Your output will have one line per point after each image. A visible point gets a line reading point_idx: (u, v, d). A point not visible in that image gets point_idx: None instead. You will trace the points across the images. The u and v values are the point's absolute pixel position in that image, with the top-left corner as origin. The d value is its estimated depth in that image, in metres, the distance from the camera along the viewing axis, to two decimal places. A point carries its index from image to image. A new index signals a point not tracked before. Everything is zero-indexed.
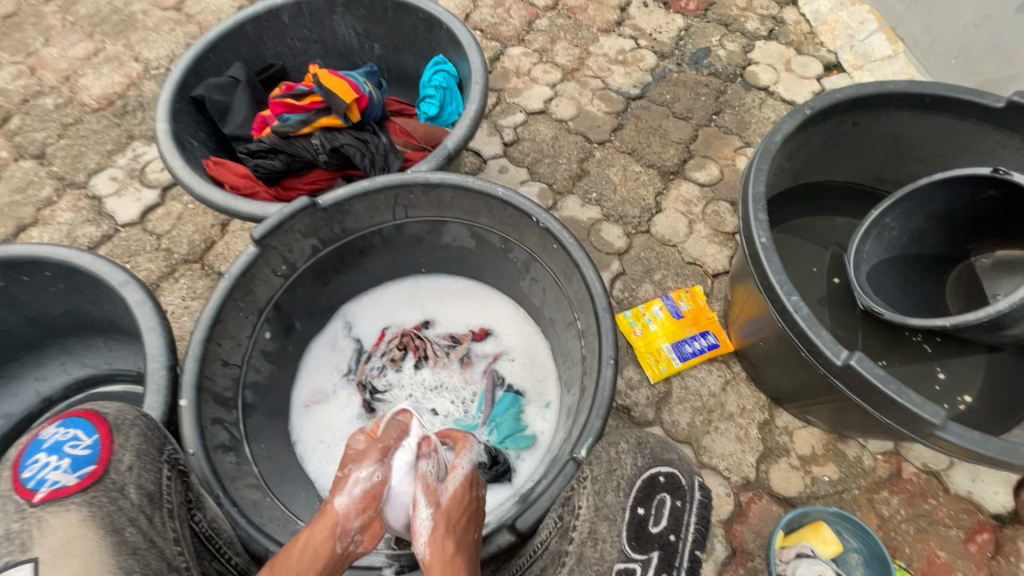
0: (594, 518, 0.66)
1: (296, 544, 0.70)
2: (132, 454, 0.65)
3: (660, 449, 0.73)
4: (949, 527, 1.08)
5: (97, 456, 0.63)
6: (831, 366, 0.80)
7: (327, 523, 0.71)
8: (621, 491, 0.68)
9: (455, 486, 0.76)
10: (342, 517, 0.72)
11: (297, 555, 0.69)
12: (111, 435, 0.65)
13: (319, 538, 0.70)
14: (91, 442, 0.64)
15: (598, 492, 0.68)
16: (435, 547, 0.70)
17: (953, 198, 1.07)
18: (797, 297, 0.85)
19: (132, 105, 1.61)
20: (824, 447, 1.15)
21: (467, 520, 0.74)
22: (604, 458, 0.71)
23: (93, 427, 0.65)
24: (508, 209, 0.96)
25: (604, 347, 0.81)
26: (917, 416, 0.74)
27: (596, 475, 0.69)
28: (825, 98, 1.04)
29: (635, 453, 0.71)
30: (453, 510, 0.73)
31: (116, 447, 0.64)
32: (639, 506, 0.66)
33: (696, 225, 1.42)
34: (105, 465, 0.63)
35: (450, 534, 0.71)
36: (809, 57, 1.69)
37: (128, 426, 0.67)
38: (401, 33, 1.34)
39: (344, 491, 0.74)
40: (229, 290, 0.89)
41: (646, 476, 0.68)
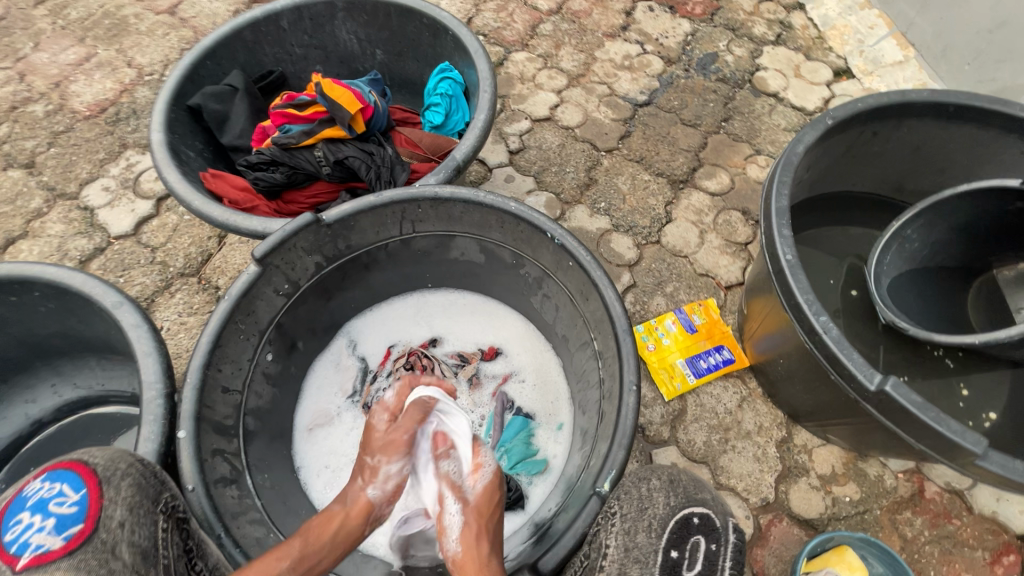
0: (623, 559, 0.62)
1: (327, 524, 0.68)
2: (124, 509, 0.60)
3: (694, 488, 0.68)
4: (974, 549, 1.04)
5: (85, 513, 0.58)
6: (864, 391, 0.77)
7: (360, 509, 0.71)
8: (653, 531, 0.63)
9: (487, 484, 0.74)
10: (373, 504, 0.72)
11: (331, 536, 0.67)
12: (100, 488, 0.60)
13: (351, 525, 0.69)
14: (78, 498, 0.58)
15: (628, 531, 0.64)
16: (468, 545, 0.67)
17: (976, 210, 1.04)
18: (825, 318, 0.82)
19: (125, 112, 1.56)
20: (844, 466, 1.11)
21: (498, 520, 0.72)
22: (634, 494, 0.68)
23: (81, 481, 0.60)
24: (522, 225, 0.92)
25: (626, 372, 0.78)
26: (956, 445, 0.71)
27: (626, 513, 0.66)
28: (846, 108, 1.01)
29: (668, 492, 0.67)
30: (484, 505, 0.72)
31: (105, 503, 0.59)
32: (672, 550, 0.61)
33: (708, 235, 1.38)
34: (94, 523, 0.58)
35: (483, 530, 0.69)
36: (819, 63, 1.66)
37: (119, 478, 0.62)
38: (404, 39, 1.30)
39: (375, 481, 0.73)
40: (229, 313, 0.85)
41: (680, 516, 0.63)
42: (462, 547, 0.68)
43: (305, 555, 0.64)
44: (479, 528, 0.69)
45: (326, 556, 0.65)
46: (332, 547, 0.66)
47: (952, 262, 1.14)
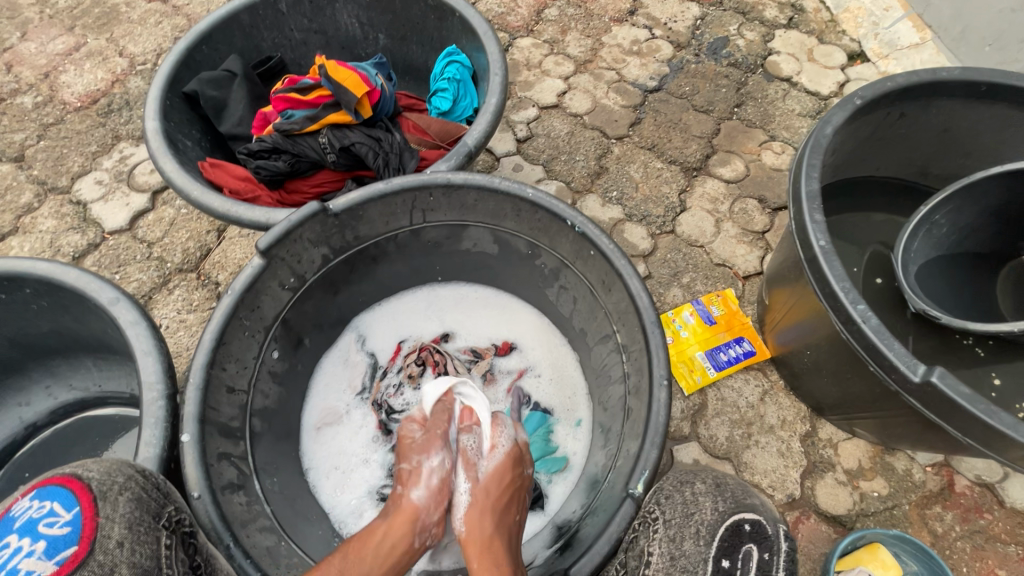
0: (669, 567, 0.66)
1: (370, 535, 0.67)
2: (123, 526, 0.56)
3: (741, 493, 0.71)
4: (1007, 544, 1.00)
5: (80, 534, 0.53)
6: (906, 383, 0.74)
7: (406, 514, 0.69)
8: (700, 539, 0.66)
9: (495, 465, 0.75)
10: (419, 509, 0.70)
11: (373, 547, 0.65)
12: (94, 505, 0.56)
13: (396, 532, 0.67)
14: (72, 518, 0.54)
15: (674, 539, 0.68)
16: (471, 525, 0.68)
17: (1011, 192, 1.00)
18: (863, 306, 0.79)
19: (118, 103, 1.50)
20: (871, 461, 1.07)
21: (507, 501, 0.72)
22: (677, 499, 0.72)
23: (74, 499, 0.56)
24: (539, 212, 0.88)
25: (656, 366, 0.74)
26: (1007, 438, 0.68)
27: (673, 519, 0.70)
28: (874, 88, 0.97)
29: (715, 498, 0.70)
30: (492, 486, 0.73)
31: (101, 522, 0.55)
32: (724, 559, 0.64)
33: (723, 224, 1.34)
34: (90, 545, 0.53)
35: (489, 507, 0.70)
36: (833, 47, 1.61)
37: (116, 493, 0.59)
38: (408, 22, 1.25)
39: (419, 483, 0.72)
40: (233, 308, 0.80)
41: (730, 522, 0.66)
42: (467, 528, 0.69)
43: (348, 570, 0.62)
44: (487, 509, 0.70)
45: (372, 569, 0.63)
46: (378, 558, 0.64)
47: (980, 248, 1.10)
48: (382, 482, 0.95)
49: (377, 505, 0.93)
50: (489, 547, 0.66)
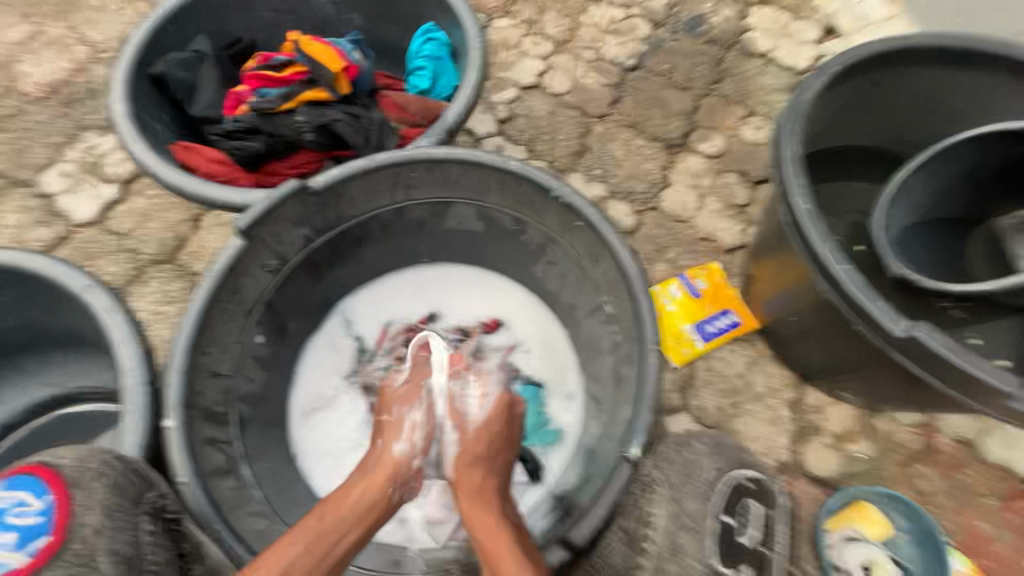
0: (675, 528, 0.76)
1: (345, 497, 0.68)
2: (99, 513, 0.55)
3: (739, 455, 0.83)
4: (986, 497, 1.03)
5: (52, 524, 0.54)
6: (890, 338, 0.76)
7: (387, 467, 0.72)
8: (704, 499, 0.77)
9: (481, 416, 0.78)
10: (404, 457, 0.74)
11: (352, 503, 0.67)
12: (68, 493, 0.55)
13: (372, 490, 0.69)
14: (43, 506, 0.54)
15: (677, 501, 0.78)
16: (461, 469, 0.73)
17: (978, 155, 1.02)
18: (848, 266, 0.80)
19: (81, 92, 1.44)
20: (857, 423, 1.09)
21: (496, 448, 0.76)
22: (676, 460, 0.82)
23: (43, 486, 0.55)
24: (524, 184, 0.87)
25: (647, 333, 0.74)
26: (988, 386, 0.71)
27: (675, 482, 0.80)
28: (849, 56, 0.98)
29: (714, 459, 0.82)
30: (480, 440, 0.75)
31: (76, 510, 0.55)
32: (727, 516, 0.76)
33: (706, 199, 1.35)
34: (63, 535, 0.54)
35: (479, 455, 0.74)
36: (807, 22, 1.61)
37: (90, 479, 0.57)
38: (383, 1, 1.22)
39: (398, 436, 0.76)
40: (215, 290, 0.78)
41: (730, 480, 0.78)
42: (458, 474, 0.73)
43: (326, 531, 0.63)
44: (483, 444, 0.75)
45: (352, 527, 0.65)
46: (354, 518, 0.65)
47: (953, 212, 1.12)
48: None
49: None
50: (480, 489, 0.70)
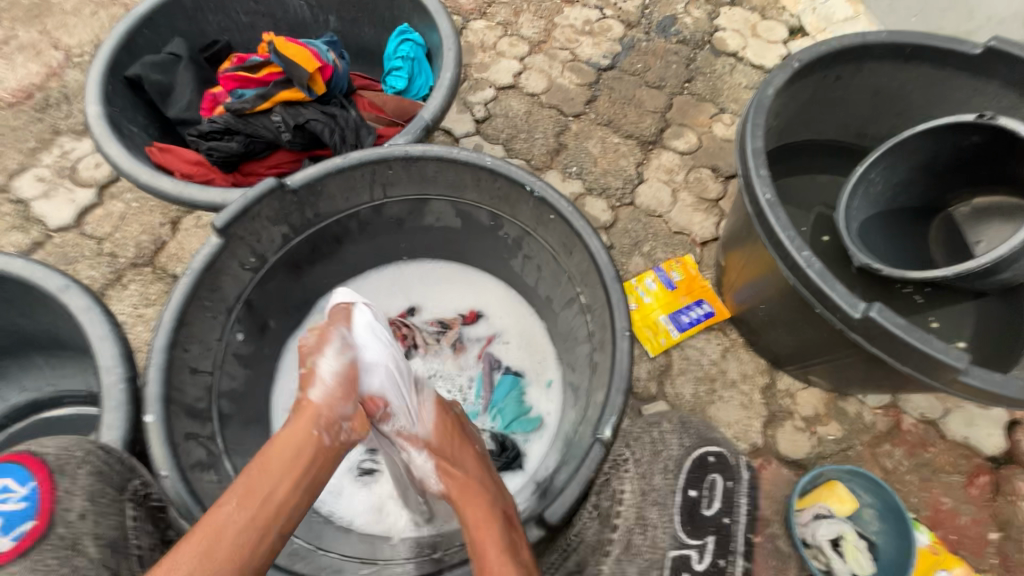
0: None
1: (271, 450, 0.66)
2: (83, 499, 0.60)
3: None
4: (950, 474, 1.07)
5: (37, 508, 0.58)
6: (848, 319, 0.80)
7: (306, 416, 0.69)
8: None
9: (433, 421, 0.76)
10: (322, 408, 0.70)
11: (277, 459, 0.65)
12: (51, 480, 0.59)
13: (297, 438, 0.67)
14: (27, 493, 0.58)
15: None
16: (446, 474, 0.71)
17: (935, 147, 1.06)
18: (808, 253, 0.84)
19: (55, 97, 1.43)
20: (826, 407, 1.13)
21: (461, 437, 0.76)
22: None
23: (28, 474, 0.59)
24: (498, 180, 0.89)
25: (618, 319, 0.76)
26: (941, 362, 0.75)
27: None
28: (810, 52, 1.02)
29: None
30: (441, 445, 0.73)
31: (59, 495, 0.59)
32: None
33: (680, 193, 1.38)
34: (48, 517, 0.58)
35: (452, 454, 0.73)
36: (775, 22, 1.66)
37: (75, 466, 0.61)
38: (359, 3, 1.25)
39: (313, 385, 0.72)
40: (193, 288, 0.79)
41: None
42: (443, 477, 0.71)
43: (254, 487, 0.62)
44: (448, 442, 0.74)
45: (281, 483, 0.63)
46: (286, 469, 0.64)
47: (914, 202, 1.17)
48: (361, 457, 0.95)
49: (357, 478, 0.93)
50: (466, 485, 0.69)
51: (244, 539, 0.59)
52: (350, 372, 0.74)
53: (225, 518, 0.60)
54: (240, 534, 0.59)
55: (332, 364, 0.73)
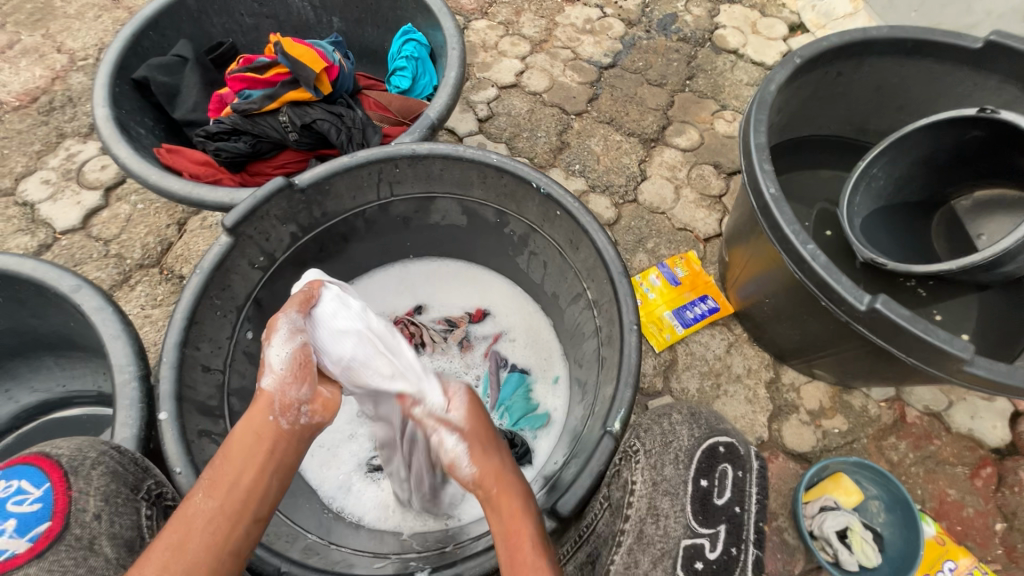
0: (653, 493, 0.74)
1: (234, 436, 0.62)
2: (98, 499, 0.60)
3: (714, 420, 0.81)
4: (955, 466, 1.07)
5: (52, 510, 0.57)
6: (854, 312, 0.81)
7: (260, 404, 0.63)
8: (680, 462, 0.75)
9: (464, 406, 0.67)
10: (275, 393, 0.64)
11: (238, 455, 0.60)
12: (66, 480, 0.59)
13: (254, 429, 0.62)
14: (42, 494, 0.57)
15: (655, 466, 0.76)
16: (482, 464, 0.62)
17: (937, 141, 1.06)
18: (813, 247, 0.84)
19: (60, 100, 1.44)
20: (831, 400, 1.14)
21: (491, 427, 0.67)
22: (656, 431, 0.81)
23: (43, 475, 0.59)
24: (504, 177, 0.90)
25: (625, 314, 0.77)
26: (947, 353, 0.75)
27: (652, 449, 0.78)
28: (813, 47, 1.02)
29: (691, 425, 0.79)
30: (475, 430, 0.65)
31: (74, 496, 0.59)
32: (702, 478, 0.73)
33: (683, 190, 1.39)
34: (64, 519, 0.57)
35: (488, 445, 0.64)
36: (774, 19, 1.66)
37: (89, 466, 0.61)
38: (362, 4, 1.26)
39: (265, 371, 0.65)
40: (203, 286, 0.79)
41: (706, 446, 0.75)
42: (476, 466, 0.62)
43: (218, 479, 0.58)
44: (484, 429, 0.66)
45: (245, 476, 0.59)
46: (248, 454, 0.60)
47: (915, 196, 1.18)
48: (371, 453, 0.96)
49: (367, 475, 0.94)
50: (505, 483, 0.62)
51: (215, 527, 0.55)
52: (304, 354, 0.67)
53: (196, 511, 0.56)
54: (208, 525, 0.55)
55: (281, 354, 0.66)
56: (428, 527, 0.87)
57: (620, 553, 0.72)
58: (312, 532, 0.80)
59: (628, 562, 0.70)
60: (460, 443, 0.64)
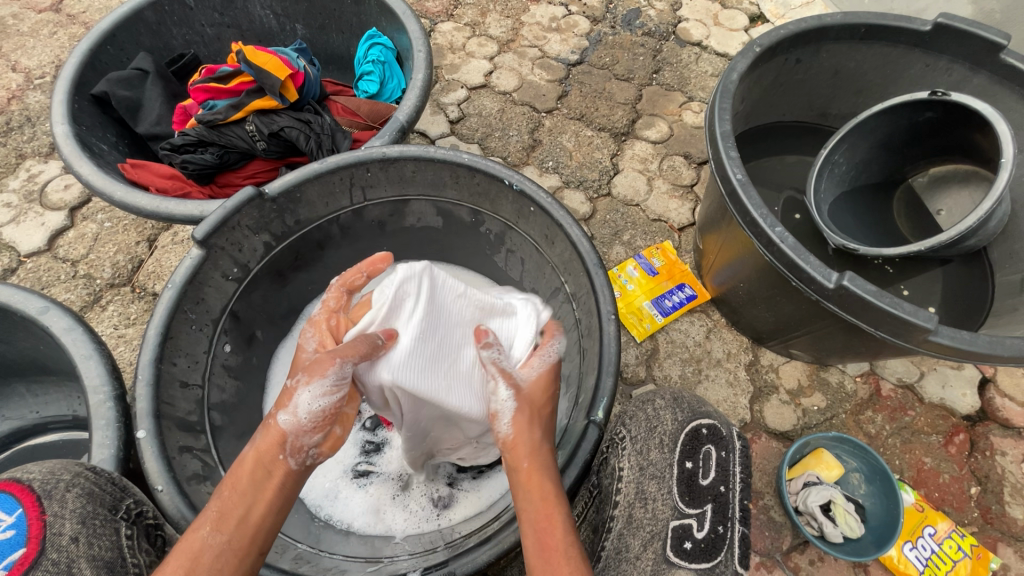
0: (641, 478, 0.75)
1: (239, 469, 0.62)
2: (75, 522, 0.58)
3: (697, 404, 0.82)
4: (929, 434, 1.11)
5: (27, 536, 0.55)
6: (823, 290, 0.83)
7: (272, 440, 0.62)
8: (665, 447, 0.76)
9: (535, 375, 0.73)
10: (289, 432, 0.62)
11: (248, 481, 0.61)
12: (38, 505, 0.57)
13: (265, 457, 0.62)
14: (15, 521, 0.55)
15: (641, 451, 0.77)
16: (519, 429, 0.68)
17: (894, 124, 1.10)
18: (781, 229, 0.87)
19: (17, 120, 1.40)
20: (809, 378, 1.17)
21: (550, 406, 0.73)
22: (641, 417, 0.81)
23: (15, 502, 0.57)
24: (476, 176, 0.90)
25: (603, 304, 0.78)
26: (912, 324, 0.78)
27: (638, 435, 0.79)
28: (772, 34, 1.05)
29: (674, 410, 0.80)
30: (531, 396, 0.71)
31: (48, 520, 0.57)
32: (686, 460, 0.75)
33: (655, 181, 1.41)
34: (40, 545, 0.55)
35: (535, 415, 0.70)
36: (735, 11, 1.70)
37: (62, 490, 0.60)
38: (326, 10, 1.26)
39: (286, 406, 0.63)
40: (176, 302, 0.78)
41: (690, 429, 0.77)
42: (514, 431, 0.68)
43: (228, 510, 0.58)
44: (540, 402, 0.72)
45: (253, 507, 0.59)
46: (257, 489, 0.61)
47: (876, 177, 1.22)
48: (356, 459, 0.95)
49: (353, 480, 0.93)
50: (537, 456, 0.66)
51: (223, 563, 0.56)
52: (335, 407, 0.65)
53: (203, 543, 0.56)
54: (217, 560, 0.56)
55: (315, 402, 0.63)
56: (422, 531, 0.87)
57: (611, 538, 0.73)
58: (301, 541, 0.79)
59: (619, 546, 0.71)
60: (512, 400, 0.70)
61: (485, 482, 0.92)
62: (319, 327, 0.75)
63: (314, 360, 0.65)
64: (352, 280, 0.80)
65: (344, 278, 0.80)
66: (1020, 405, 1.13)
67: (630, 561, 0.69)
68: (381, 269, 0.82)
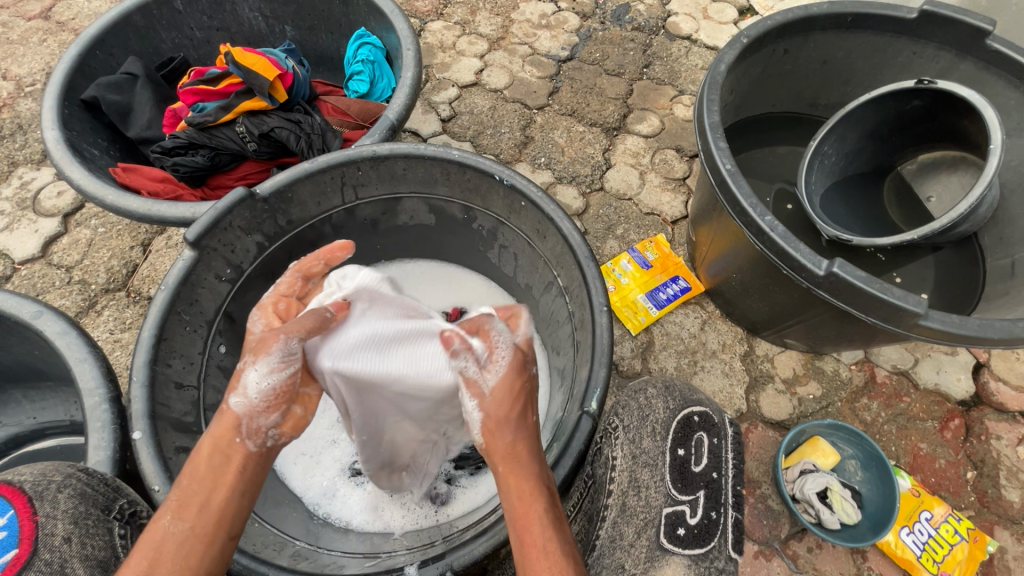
0: (633, 466, 0.76)
1: (197, 456, 0.59)
2: (67, 522, 0.59)
3: (689, 392, 0.83)
4: (925, 420, 1.11)
5: (19, 537, 0.55)
6: (814, 278, 0.84)
7: (226, 424, 0.60)
8: (657, 435, 0.77)
9: (500, 377, 0.66)
10: (243, 415, 0.60)
11: (205, 468, 0.58)
12: (30, 506, 0.58)
13: (221, 443, 0.59)
14: (7, 522, 0.56)
15: (634, 440, 0.78)
16: (492, 434, 0.64)
17: (882, 113, 1.10)
18: (770, 218, 0.87)
19: (8, 128, 1.40)
20: (804, 367, 1.17)
21: (522, 405, 0.66)
22: (634, 406, 0.82)
23: (7, 504, 0.57)
24: (467, 172, 0.90)
25: (595, 295, 0.78)
26: (902, 309, 0.78)
27: (630, 424, 0.80)
28: (759, 25, 1.05)
29: (666, 398, 0.81)
30: (499, 405, 0.65)
31: (40, 521, 0.57)
32: (679, 448, 0.75)
33: (647, 175, 1.41)
34: (32, 545, 0.55)
35: (506, 416, 0.64)
36: (724, 3, 1.70)
37: (54, 492, 0.60)
38: (315, 12, 1.26)
39: (236, 388, 0.60)
40: (170, 303, 0.78)
41: (682, 416, 0.78)
42: (487, 438, 0.65)
43: (188, 499, 0.57)
44: (512, 399, 0.65)
45: (212, 495, 0.57)
46: (216, 475, 0.58)
47: (866, 166, 1.22)
48: (354, 457, 0.95)
49: (352, 478, 0.93)
50: (511, 457, 0.63)
51: (187, 551, 0.54)
52: (287, 384, 0.62)
53: (164, 533, 0.55)
54: (180, 548, 0.54)
55: (265, 383, 0.60)
56: (420, 525, 0.88)
57: (605, 527, 0.74)
58: (301, 540, 0.80)
59: (613, 535, 0.72)
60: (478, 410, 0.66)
61: (482, 478, 0.93)
62: (267, 310, 0.68)
63: (259, 338, 0.61)
64: (309, 266, 0.74)
65: (300, 264, 0.74)
66: (1014, 388, 1.14)
67: (625, 548, 0.70)
68: (341, 258, 0.77)
